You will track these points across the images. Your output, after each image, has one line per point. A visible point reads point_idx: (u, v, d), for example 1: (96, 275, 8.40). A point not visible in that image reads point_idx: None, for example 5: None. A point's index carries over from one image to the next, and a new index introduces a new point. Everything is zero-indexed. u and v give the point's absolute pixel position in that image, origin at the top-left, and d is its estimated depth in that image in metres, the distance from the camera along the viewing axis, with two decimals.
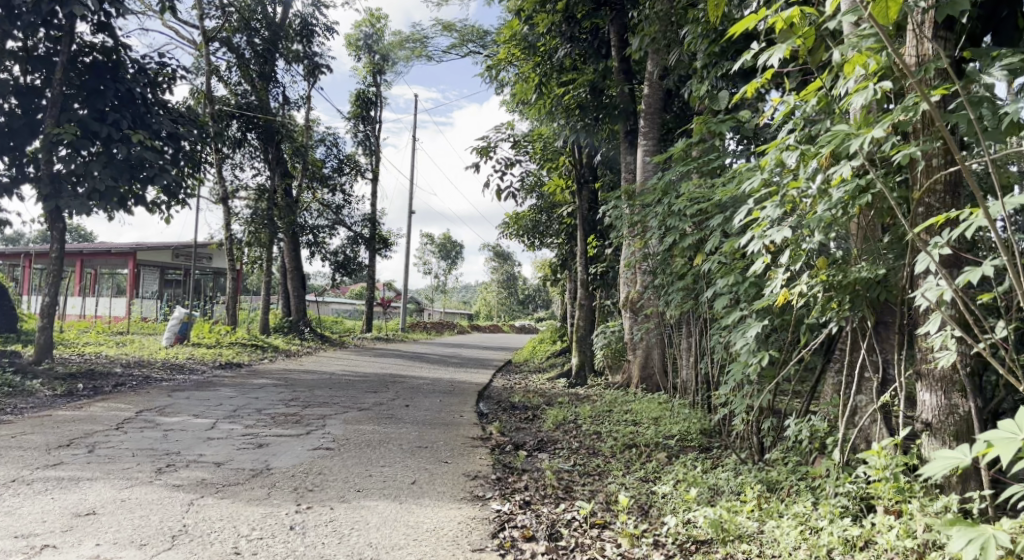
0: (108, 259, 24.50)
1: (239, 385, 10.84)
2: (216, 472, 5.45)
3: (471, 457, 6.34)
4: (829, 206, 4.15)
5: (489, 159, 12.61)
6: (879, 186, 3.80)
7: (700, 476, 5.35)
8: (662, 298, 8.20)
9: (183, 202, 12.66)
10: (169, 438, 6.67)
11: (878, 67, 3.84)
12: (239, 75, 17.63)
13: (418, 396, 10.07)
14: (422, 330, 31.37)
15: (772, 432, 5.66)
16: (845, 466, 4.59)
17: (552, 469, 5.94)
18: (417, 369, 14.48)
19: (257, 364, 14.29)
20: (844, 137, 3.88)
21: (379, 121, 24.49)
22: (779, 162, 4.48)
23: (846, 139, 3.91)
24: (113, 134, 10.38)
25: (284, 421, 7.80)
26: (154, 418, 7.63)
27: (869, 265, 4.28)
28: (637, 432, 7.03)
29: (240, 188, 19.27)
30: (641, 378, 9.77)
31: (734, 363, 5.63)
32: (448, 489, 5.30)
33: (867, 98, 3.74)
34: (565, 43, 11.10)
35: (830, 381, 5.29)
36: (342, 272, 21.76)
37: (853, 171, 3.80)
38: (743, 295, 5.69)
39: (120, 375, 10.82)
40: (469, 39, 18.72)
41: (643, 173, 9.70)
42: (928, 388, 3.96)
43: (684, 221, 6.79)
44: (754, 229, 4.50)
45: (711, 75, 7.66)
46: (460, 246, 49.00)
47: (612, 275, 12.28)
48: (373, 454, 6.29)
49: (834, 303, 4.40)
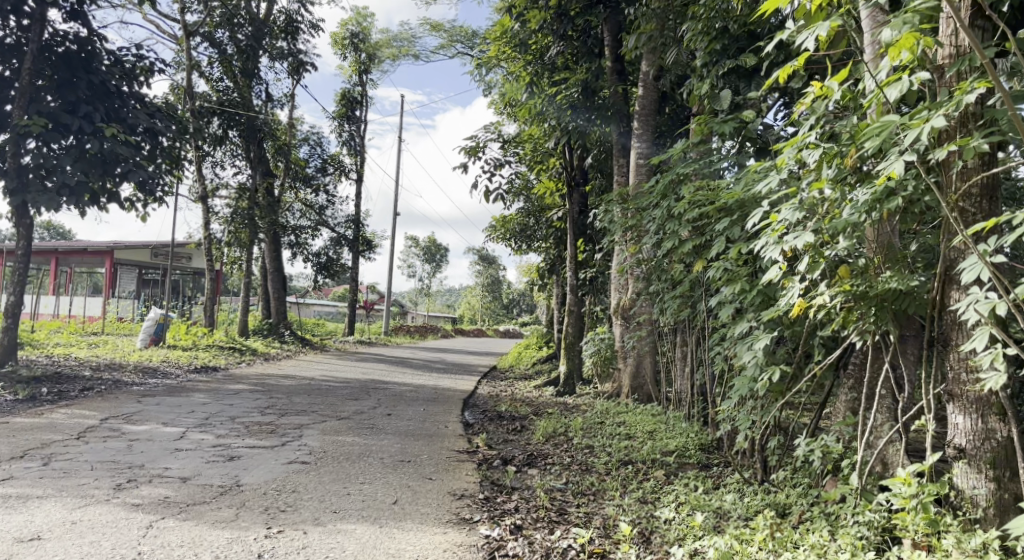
0: (84, 258, 23.90)
1: (213, 390, 10.38)
2: (181, 490, 5.02)
3: (457, 473, 5.96)
4: (853, 210, 3.82)
5: (477, 159, 12.23)
6: (925, 186, 3.42)
7: (702, 498, 5.02)
8: (656, 306, 7.84)
9: (159, 200, 12.21)
10: (134, 449, 6.22)
11: (916, 54, 3.49)
12: (221, 70, 17.14)
13: (400, 404, 9.65)
14: (405, 333, 30.94)
15: (778, 451, 5.33)
16: (863, 492, 4.27)
17: (544, 487, 5.56)
18: (400, 374, 14.04)
19: (233, 367, 13.80)
20: (886, 132, 3.51)
21: (364, 121, 24.07)
22: (797, 161, 4.15)
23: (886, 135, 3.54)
24: (85, 127, 9.90)
25: (258, 431, 7.37)
26: (119, 426, 7.19)
27: (895, 275, 3.94)
28: (631, 447, 6.65)
29: (219, 186, 18.77)
30: (631, 388, 9.37)
31: (741, 377, 5.27)
32: (433, 510, 4.92)
33: (902, 89, 3.42)
34: (556, 40, 10.78)
35: (843, 399, 4.96)
36: (324, 273, 21.25)
37: (897, 168, 3.42)
38: (749, 303, 5.35)
39: (89, 378, 10.32)
40: (458, 39, 18.41)
41: (636, 175, 9.32)
42: (962, 410, 3.65)
43: (684, 226, 6.42)
44: (769, 234, 4.15)
45: (713, 73, 7.31)
46: (444, 249, 48.61)
47: (602, 281, 11.92)
48: (352, 468, 5.89)
49: (855, 315, 4.05)
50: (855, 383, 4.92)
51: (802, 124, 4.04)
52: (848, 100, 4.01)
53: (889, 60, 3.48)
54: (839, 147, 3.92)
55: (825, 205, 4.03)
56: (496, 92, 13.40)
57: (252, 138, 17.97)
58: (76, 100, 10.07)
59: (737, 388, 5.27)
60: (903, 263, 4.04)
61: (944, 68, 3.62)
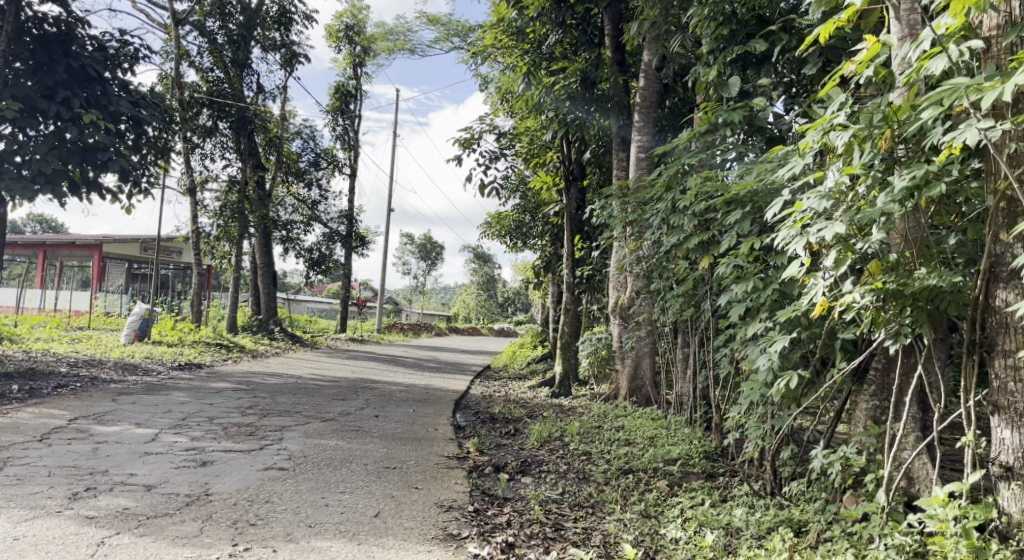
0: (73, 251, 23.39)
1: (194, 389, 9.95)
2: (143, 499, 4.60)
3: (444, 481, 5.55)
4: (889, 198, 3.47)
5: (472, 151, 11.81)
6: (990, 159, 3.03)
7: (711, 513, 4.66)
8: (657, 305, 7.43)
9: (144, 193, 11.75)
10: (100, 452, 5.80)
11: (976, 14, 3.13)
12: (211, 60, 16.55)
13: (388, 405, 9.23)
14: (397, 332, 30.47)
15: (791, 462, 4.97)
16: (891, 511, 3.93)
17: (538, 498, 5.17)
18: (390, 374, 13.59)
19: (218, 365, 13.33)
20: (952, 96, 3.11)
21: (358, 115, 23.61)
22: (822, 144, 3.80)
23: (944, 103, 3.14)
24: (63, 114, 9.38)
25: (236, 433, 6.94)
26: (88, 427, 6.77)
27: (932, 271, 3.57)
28: (631, 454, 6.25)
29: (209, 179, 18.34)
30: (629, 390, 8.96)
31: (753, 381, 4.90)
32: (418, 524, 4.53)
33: (954, 59, 3.10)
34: (556, 28, 10.35)
35: (863, 407, 4.56)
36: (316, 269, 20.76)
37: (968, 139, 3.04)
38: (762, 303, 4.97)
39: (64, 375, 9.87)
40: (454, 32, 18.03)
41: (637, 170, 8.91)
42: (1009, 424, 3.33)
43: (689, 219, 6.00)
44: (792, 226, 3.78)
45: (720, 61, 6.85)
46: (440, 246, 48.21)
47: (600, 279, 11.50)
48: (333, 476, 5.48)
49: (885, 316, 3.69)
50: (877, 390, 4.51)
51: (830, 103, 3.71)
52: (882, 76, 3.70)
53: (951, 16, 3.10)
54: (871, 128, 3.56)
55: (855, 191, 3.71)
56: (492, 85, 12.98)
57: (242, 130, 17.49)
58: (54, 85, 9.54)
59: (747, 394, 4.91)
60: (938, 257, 3.67)
61: (993, 40, 3.32)
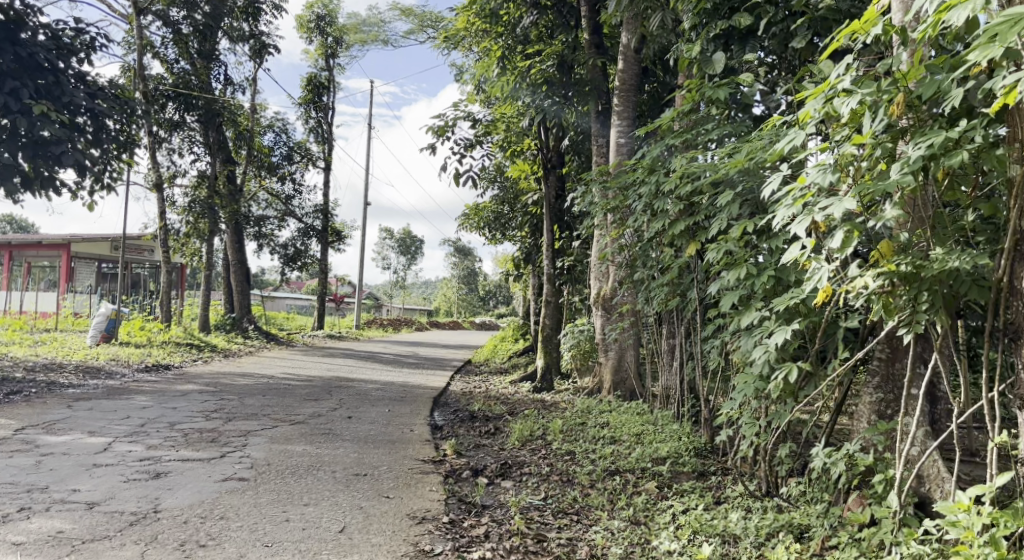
0: (39, 251, 22.60)
1: (158, 392, 9.44)
2: (81, 521, 4.16)
3: (418, 489, 5.15)
4: (903, 169, 3.14)
5: (447, 139, 11.40)
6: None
7: (704, 518, 4.33)
8: (641, 295, 7.06)
9: (106, 188, 11.20)
10: (42, 466, 5.33)
11: None
12: (177, 51, 15.90)
13: (363, 405, 8.79)
14: (377, 327, 30.01)
15: (788, 461, 4.63)
16: (905, 515, 3.60)
17: (519, 505, 4.79)
18: (367, 370, 13.15)
19: (187, 366, 12.81)
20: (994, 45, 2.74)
21: (331, 107, 23.01)
22: (824, 113, 3.44)
23: (983, 54, 2.78)
24: (11, 105, 8.77)
25: (197, 440, 6.51)
26: (35, 438, 6.29)
27: (950, 252, 3.24)
28: (617, 453, 5.88)
29: (177, 174, 17.77)
30: (612, 383, 8.58)
31: (748, 376, 4.53)
32: (386, 540, 4.13)
33: (981, 6, 2.72)
34: (530, 10, 9.92)
35: (867, 400, 4.24)
36: (291, 265, 20.24)
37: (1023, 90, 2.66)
38: (755, 292, 4.59)
39: (19, 380, 9.35)
40: (428, 23, 17.52)
41: (617, 156, 8.49)
42: None
43: (673, 203, 5.61)
44: (794, 204, 3.40)
45: (704, 35, 6.31)
46: (420, 241, 47.78)
47: (581, 269, 11.11)
48: (297, 486, 5.07)
49: (895, 302, 3.35)
50: (882, 382, 4.19)
51: (837, 64, 3.34)
52: (893, 35, 3.33)
53: None
54: (883, 91, 3.21)
55: (861, 163, 3.39)
56: (467, 71, 12.49)
57: (211, 123, 16.79)
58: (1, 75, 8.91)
59: (740, 389, 4.55)
60: (950, 236, 3.36)
61: None
